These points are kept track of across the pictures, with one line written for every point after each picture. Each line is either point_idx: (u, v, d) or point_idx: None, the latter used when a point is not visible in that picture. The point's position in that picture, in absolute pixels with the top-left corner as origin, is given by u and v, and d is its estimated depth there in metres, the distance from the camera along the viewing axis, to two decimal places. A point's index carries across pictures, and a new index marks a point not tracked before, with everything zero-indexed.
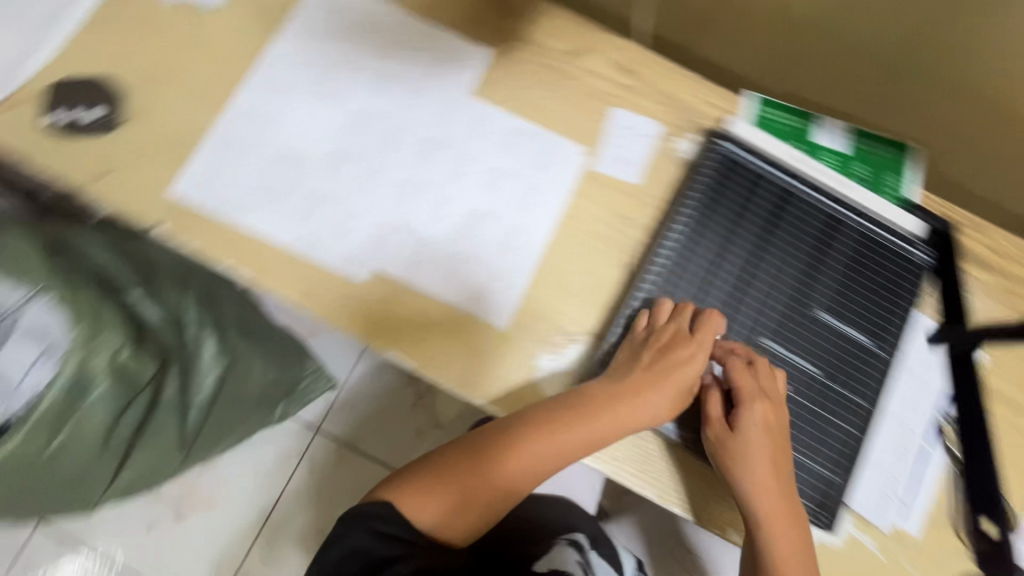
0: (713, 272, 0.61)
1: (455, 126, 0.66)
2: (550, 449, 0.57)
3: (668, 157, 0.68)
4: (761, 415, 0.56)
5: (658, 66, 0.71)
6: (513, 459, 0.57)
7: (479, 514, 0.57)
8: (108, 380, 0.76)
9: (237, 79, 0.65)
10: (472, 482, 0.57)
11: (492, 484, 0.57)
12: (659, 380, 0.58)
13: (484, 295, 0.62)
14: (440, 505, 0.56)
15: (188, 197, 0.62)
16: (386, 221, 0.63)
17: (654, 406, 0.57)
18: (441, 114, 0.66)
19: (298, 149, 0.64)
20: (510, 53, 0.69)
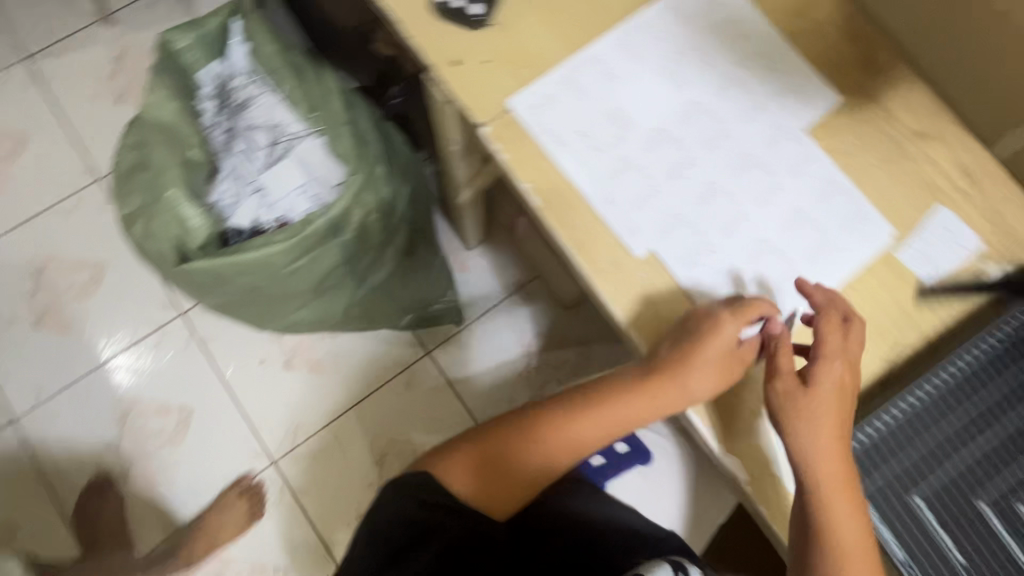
0: (993, 416, 0.56)
1: (778, 153, 0.65)
2: (584, 437, 0.67)
3: (976, 278, 0.63)
4: (821, 392, 0.56)
5: (1004, 185, 0.66)
6: (537, 447, 0.68)
7: (506, 492, 0.68)
8: (353, 234, 0.82)
9: (600, 28, 0.68)
10: (504, 469, 0.68)
11: (517, 467, 0.68)
12: (697, 359, 0.58)
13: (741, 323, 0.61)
14: (476, 483, 0.68)
15: (519, 112, 0.65)
16: (681, 212, 0.63)
17: (701, 384, 0.59)
18: (771, 137, 0.65)
19: (629, 112, 0.65)
20: (858, 108, 0.67)
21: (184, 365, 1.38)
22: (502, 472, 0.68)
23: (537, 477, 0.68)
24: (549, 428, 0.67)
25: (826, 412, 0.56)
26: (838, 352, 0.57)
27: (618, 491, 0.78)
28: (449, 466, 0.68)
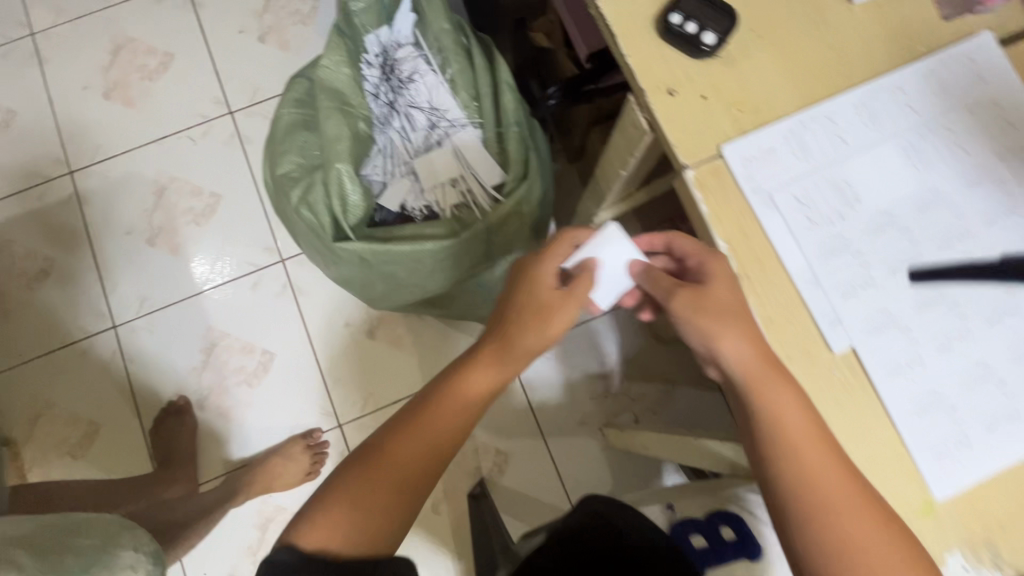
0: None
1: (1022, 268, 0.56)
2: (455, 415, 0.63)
3: None
4: (717, 292, 0.56)
5: None
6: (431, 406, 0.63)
7: (372, 502, 0.58)
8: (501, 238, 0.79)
9: (839, 84, 0.60)
10: (398, 444, 0.61)
11: (410, 427, 0.62)
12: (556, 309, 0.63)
13: (939, 454, 0.53)
14: (394, 453, 0.60)
15: (731, 162, 0.59)
16: (894, 313, 0.56)
17: (564, 320, 0.62)
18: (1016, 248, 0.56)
19: (856, 187, 0.58)
20: None
21: (274, 312, 1.40)
22: (408, 427, 0.62)
23: (423, 450, 0.61)
24: (458, 379, 0.64)
25: (796, 439, 0.53)
26: (720, 273, 0.57)
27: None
28: (342, 497, 0.58)
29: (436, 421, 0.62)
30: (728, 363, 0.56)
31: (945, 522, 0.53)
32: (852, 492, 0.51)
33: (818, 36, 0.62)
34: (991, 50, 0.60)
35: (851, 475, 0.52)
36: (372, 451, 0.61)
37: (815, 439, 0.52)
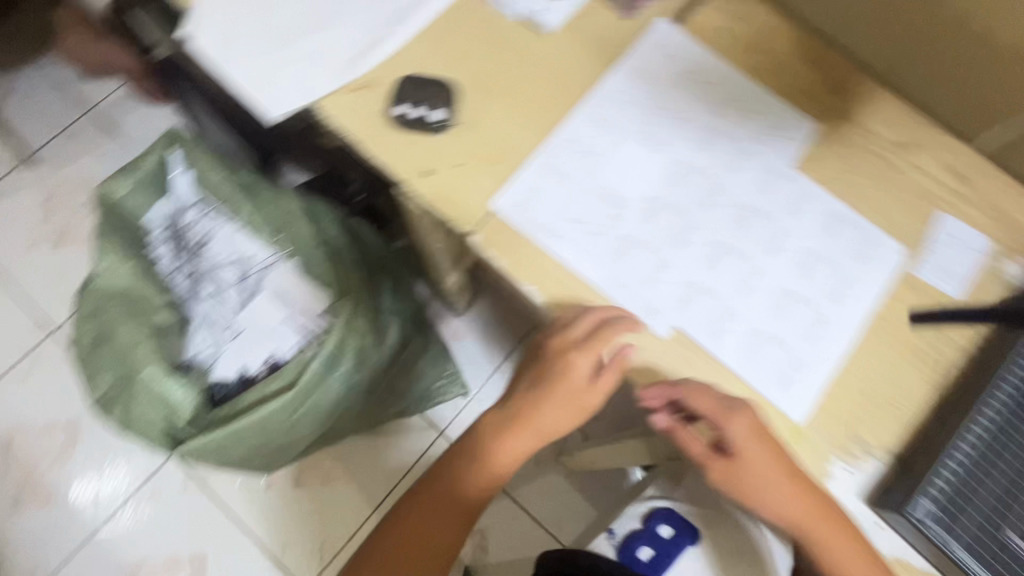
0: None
1: (776, 196, 0.64)
2: (453, 510, 0.65)
3: (999, 281, 0.63)
4: (558, 385, 0.59)
5: (999, 178, 0.66)
6: (425, 489, 0.66)
7: None
8: (353, 358, 0.81)
9: (567, 105, 0.66)
10: (410, 521, 0.66)
11: (414, 510, 0.66)
12: (488, 446, 0.63)
13: (788, 384, 0.58)
14: (414, 526, 0.65)
15: (505, 213, 0.61)
16: (698, 280, 0.60)
17: (508, 451, 0.62)
18: (763, 180, 0.64)
19: (620, 187, 0.63)
20: (837, 132, 0.67)
21: (186, 511, 1.27)
22: (403, 514, 0.66)
23: (453, 520, 0.65)
24: (448, 473, 0.65)
25: (576, 393, 0.59)
26: (564, 382, 0.59)
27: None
28: None
29: (429, 504, 0.66)
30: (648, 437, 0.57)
31: (820, 439, 0.57)
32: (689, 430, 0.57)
33: (533, 72, 0.67)
34: (668, 32, 0.69)
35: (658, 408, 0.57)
36: (396, 526, 0.66)
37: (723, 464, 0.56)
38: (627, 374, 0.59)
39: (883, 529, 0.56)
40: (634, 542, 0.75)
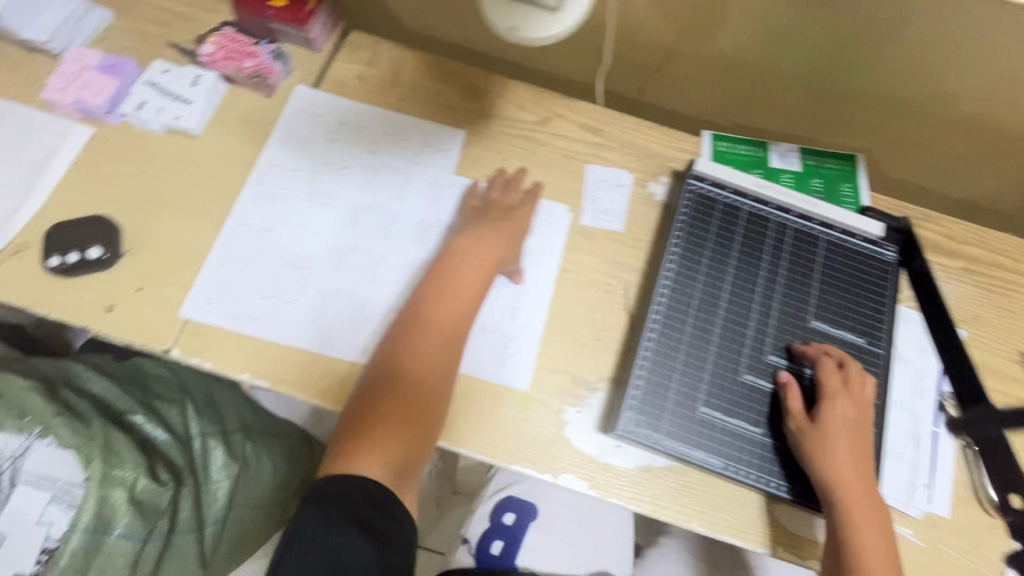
0: (707, 305, 0.64)
1: (444, 204, 0.70)
2: (443, 344, 0.61)
3: (649, 202, 0.73)
4: (452, 300, 0.63)
5: (620, 122, 0.78)
6: (367, 427, 0.57)
7: (402, 429, 0.58)
8: (130, 513, 0.78)
9: (232, 194, 0.68)
10: (371, 434, 0.57)
11: (360, 439, 0.57)
12: (413, 356, 0.60)
13: (503, 360, 0.64)
14: (373, 453, 0.56)
15: (197, 317, 0.62)
16: (398, 304, 0.65)
17: (461, 289, 0.64)
18: (430, 194, 0.70)
19: (301, 251, 0.66)
20: (484, 130, 0.75)
21: None
22: (362, 427, 0.58)
23: (411, 441, 0.58)
24: (387, 401, 0.59)
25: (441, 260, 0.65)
26: (470, 262, 0.65)
27: (528, 561, 0.79)
28: (370, 449, 0.57)
29: (382, 427, 0.58)
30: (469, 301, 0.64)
31: (546, 396, 0.63)
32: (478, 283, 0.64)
33: (191, 175, 0.69)
34: (309, 95, 0.74)
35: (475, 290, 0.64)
36: (362, 448, 0.56)
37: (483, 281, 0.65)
38: (491, 265, 0.66)
39: (626, 451, 0.62)
40: (488, 539, 0.81)
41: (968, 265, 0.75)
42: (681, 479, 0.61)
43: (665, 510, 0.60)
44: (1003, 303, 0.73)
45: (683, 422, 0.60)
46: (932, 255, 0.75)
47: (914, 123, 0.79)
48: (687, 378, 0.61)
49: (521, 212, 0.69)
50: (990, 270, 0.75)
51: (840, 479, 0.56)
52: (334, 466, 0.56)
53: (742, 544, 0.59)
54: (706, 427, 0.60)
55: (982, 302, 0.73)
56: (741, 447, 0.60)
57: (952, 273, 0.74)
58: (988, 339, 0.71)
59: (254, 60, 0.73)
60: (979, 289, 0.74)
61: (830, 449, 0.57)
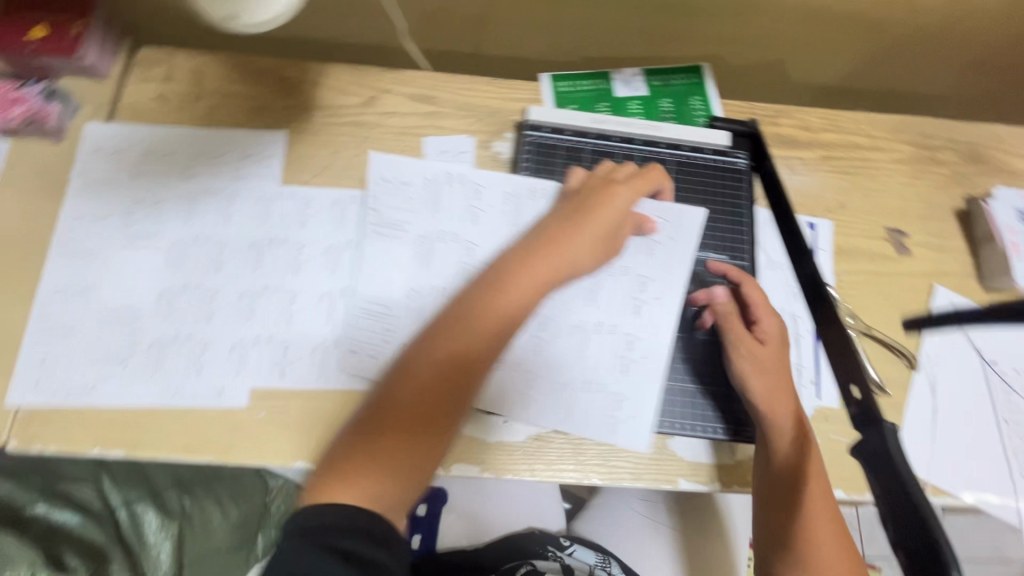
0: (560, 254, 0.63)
1: (480, 228, 0.65)
2: (480, 334, 0.50)
3: (496, 163, 0.70)
4: (520, 275, 0.53)
5: (452, 84, 0.73)
6: (356, 449, 0.45)
7: (405, 444, 0.45)
8: None
9: (40, 258, 0.62)
10: (373, 456, 0.44)
11: (362, 463, 0.44)
12: (435, 342, 0.49)
13: (524, 400, 0.59)
14: (374, 478, 0.44)
15: (26, 402, 0.57)
16: (246, 336, 0.61)
17: (522, 291, 0.52)
18: (514, 219, 0.65)
19: (330, 307, 0.62)
20: (307, 126, 0.70)
21: None
22: (356, 454, 0.45)
23: (420, 457, 0.46)
24: (391, 414, 0.46)
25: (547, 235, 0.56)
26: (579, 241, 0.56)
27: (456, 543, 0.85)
28: (357, 473, 0.44)
29: (390, 442, 0.45)
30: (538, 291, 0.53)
31: None
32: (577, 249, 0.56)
33: None
34: (104, 130, 0.67)
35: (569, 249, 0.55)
36: (360, 475, 0.43)
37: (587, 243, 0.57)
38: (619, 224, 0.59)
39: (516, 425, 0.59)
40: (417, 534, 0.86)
41: (827, 151, 0.74)
42: (571, 438, 0.60)
43: (560, 473, 0.59)
44: (865, 181, 0.73)
45: (613, 422, 0.59)
46: (792, 150, 0.74)
47: (750, 19, 0.76)
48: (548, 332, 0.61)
49: (610, 201, 0.59)
50: (848, 151, 0.74)
51: (768, 400, 0.56)
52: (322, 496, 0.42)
53: (662, 487, 0.60)
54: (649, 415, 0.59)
55: (844, 185, 0.72)
56: (620, 394, 0.60)
57: (814, 163, 0.73)
58: (854, 221, 0.71)
59: (22, 105, 0.66)
60: (839, 172, 0.73)
61: (755, 375, 0.58)
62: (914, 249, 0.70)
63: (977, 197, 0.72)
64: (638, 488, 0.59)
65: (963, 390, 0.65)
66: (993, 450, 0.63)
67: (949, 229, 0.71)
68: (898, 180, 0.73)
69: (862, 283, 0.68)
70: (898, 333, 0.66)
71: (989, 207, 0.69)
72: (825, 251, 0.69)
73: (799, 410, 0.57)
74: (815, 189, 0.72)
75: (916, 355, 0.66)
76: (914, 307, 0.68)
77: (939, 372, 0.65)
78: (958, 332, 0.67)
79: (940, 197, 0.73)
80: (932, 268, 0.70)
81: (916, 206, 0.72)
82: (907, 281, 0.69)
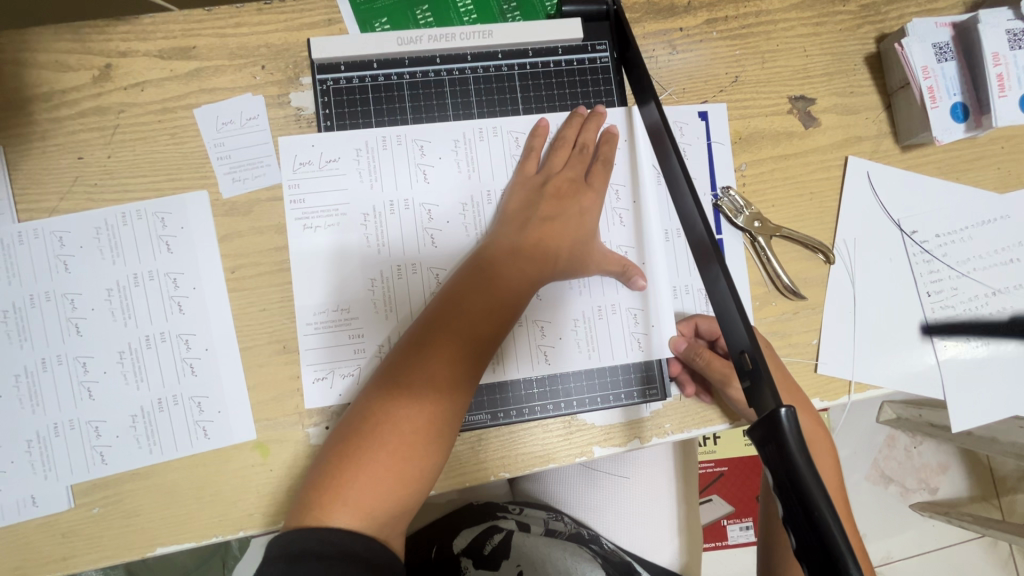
0: (421, 180, 0.53)
1: (433, 189, 0.53)
2: (478, 315, 0.46)
3: (300, 123, 0.53)
4: (522, 230, 0.50)
5: (214, 22, 0.53)
6: (368, 455, 0.42)
7: (400, 451, 0.42)
8: None
9: None
10: (368, 469, 0.41)
11: (353, 476, 0.41)
12: (462, 307, 0.46)
13: (540, 357, 0.52)
14: (365, 495, 0.41)
15: None
16: (41, 429, 0.48)
17: (512, 262, 0.48)
18: (470, 166, 0.53)
19: (332, 322, 0.51)
20: (30, 130, 0.51)
21: None
22: (344, 469, 0.41)
23: (414, 470, 0.42)
24: (387, 423, 0.43)
25: (521, 192, 0.52)
26: (581, 189, 0.52)
27: None
28: (355, 485, 0.41)
29: (383, 457, 0.42)
30: (526, 245, 0.49)
31: (281, 432, 0.50)
32: (553, 225, 0.50)
33: None
34: None
35: (545, 240, 0.50)
36: (349, 486, 0.41)
37: (554, 212, 0.51)
38: (594, 171, 0.53)
39: None
40: None
41: (712, 12, 0.59)
42: (464, 439, 0.51)
43: (459, 480, 0.51)
44: (761, 43, 0.59)
45: (637, 339, 0.53)
46: (670, 20, 0.58)
47: None
48: (423, 284, 0.52)
49: (587, 196, 0.52)
50: (738, 6, 0.59)
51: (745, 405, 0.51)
52: (315, 507, 0.40)
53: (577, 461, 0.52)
54: (666, 337, 0.53)
55: (737, 54, 0.59)
56: (512, 361, 0.52)
57: (698, 33, 0.59)
58: (753, 98, 0.59)
59: None
60: (730, 37, 0.59)
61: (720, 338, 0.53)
62: (822, 117, 0.60)
63: (890, 34, 0.60)
64: (552, 467, 0.52)
65: (884, 271, 0.59)
66: (915, 327, 0.59)
67: (860, 85, 0.60)
68: (798, 33, 0.60)
69: (767, 174, 0.58)
70: (811, 224, 0.58)
71: (901, 46, 0.56)
72: (722, 144, 0.58)
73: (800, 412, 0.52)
74: (702, 68, 0.58)
75: (831, 246, 0.58)
76: (825, 190, 0.59)
77: (857, 257, 0.59)
78: (876, 206, 0.59)
79: (848, 43, 0.60)
80: (843, 137, 0.60)
81: (822, 62, 0.60)
82: (816, 160, 0.59)
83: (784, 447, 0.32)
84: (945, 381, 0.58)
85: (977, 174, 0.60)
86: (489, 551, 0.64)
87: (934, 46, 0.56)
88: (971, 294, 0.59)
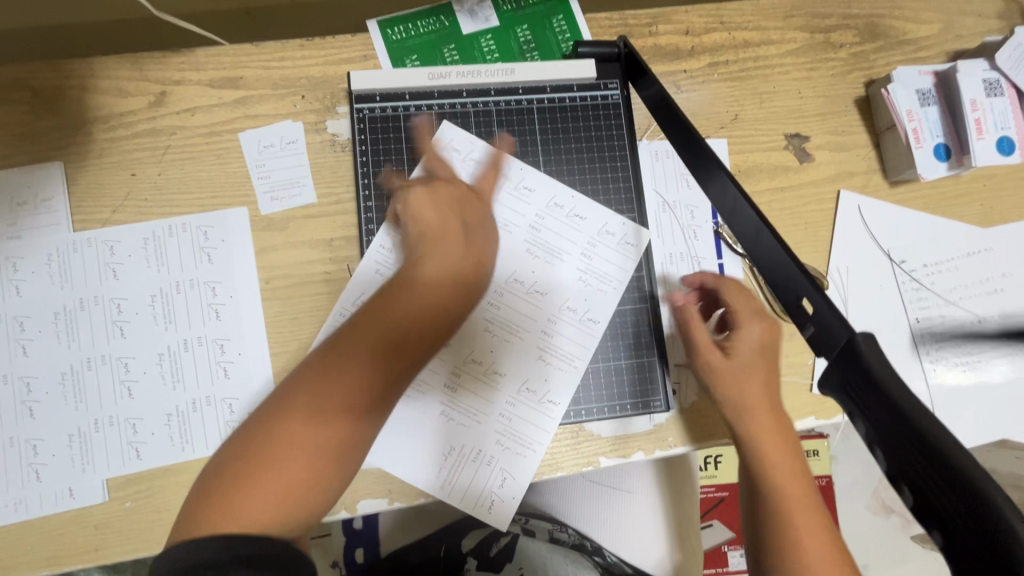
0: None
1: None
2: (405, 324, 0.42)
3: (335, 148, 0.58)
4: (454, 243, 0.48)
5: (260, 55, 0.59)
6: (272, 463, 0.38)
7: (307, 462, 0.38)
8: None
9: None
10: (270, 477, 0.37)
11: (253, 484, 0.37)
12: (391, 313, 0.43)
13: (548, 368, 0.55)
14: (263, 505, 0.36)
15: None
16: (82, 425, 0.52)
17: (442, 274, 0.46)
18: None
19: None
20: (89, 149, 0.56)
21: None
22: (251, 480, 0.37)
23: (325, 481, 0.39)
24: (296, 431, 0.38)
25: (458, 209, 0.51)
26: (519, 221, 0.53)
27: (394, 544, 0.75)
28: (256, 495, 0.36)
29: (290, 464, 0.38)
30: (457, 254, 0.47)
31: None
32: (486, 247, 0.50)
33: None
34: None
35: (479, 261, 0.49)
36: (246, 495, 0.36)
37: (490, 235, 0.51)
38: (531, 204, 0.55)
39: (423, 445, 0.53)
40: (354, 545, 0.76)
41: (714, 57, 0.64)
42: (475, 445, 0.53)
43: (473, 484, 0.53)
44: (757, 85, 0.64)
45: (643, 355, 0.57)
46: (675, 63, 0.64)
47: None
48: None
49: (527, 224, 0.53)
50: (737, 51, 0.65)
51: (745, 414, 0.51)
52: (209, 526, 0.35)
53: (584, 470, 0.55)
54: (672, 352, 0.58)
55: (736, 95, 0.64)
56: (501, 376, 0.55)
57: (701, 75, 0.64)
58: (751, 135, 0.64)
59: None
60: (730, 80, 0.64)
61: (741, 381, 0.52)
62: (816, 153, 0.64)
63: (877, 80, 0.65)
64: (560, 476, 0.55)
65: (877, 298, 0.62)
66: (905, 352, 0.62)
67: (851, 126, 0.65)
68: (793, 77, 0.65)
69: (764, 205, 0.63)
70: (806, 252, 0.62)
71: (888, 92, 0.61)
72: None
73: (800, 465, 0.49)
74: (704, 106, 0.63)
75: (825, 274, 0.62)
76: (818, 220, 0.63)
77: (850, 285, 0.62)
78: (867, 236, 0.63)
79: (840, 87, 0.65)
80: (836, 173, 0.64)
81: (815, 104, 0.65)
82: (810, 193, 0.63)
83: (864, 368, 0.35)
84: (935, 404, 0.61)
85: (961, 210, 0.64)
86: (495, 553, 0.67)
87: (918, 92, 0.61)
88: (956, 320, 0.63)
